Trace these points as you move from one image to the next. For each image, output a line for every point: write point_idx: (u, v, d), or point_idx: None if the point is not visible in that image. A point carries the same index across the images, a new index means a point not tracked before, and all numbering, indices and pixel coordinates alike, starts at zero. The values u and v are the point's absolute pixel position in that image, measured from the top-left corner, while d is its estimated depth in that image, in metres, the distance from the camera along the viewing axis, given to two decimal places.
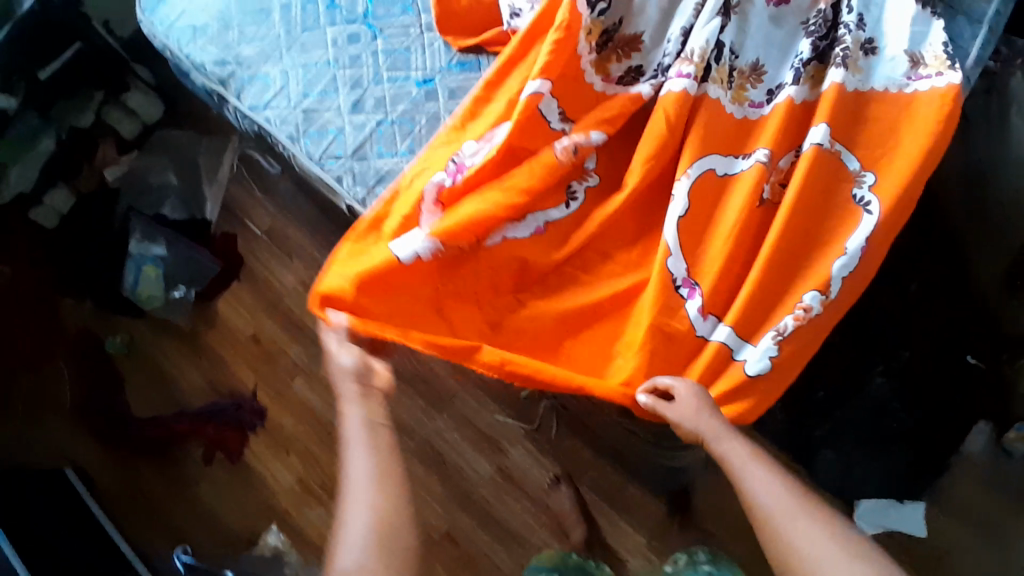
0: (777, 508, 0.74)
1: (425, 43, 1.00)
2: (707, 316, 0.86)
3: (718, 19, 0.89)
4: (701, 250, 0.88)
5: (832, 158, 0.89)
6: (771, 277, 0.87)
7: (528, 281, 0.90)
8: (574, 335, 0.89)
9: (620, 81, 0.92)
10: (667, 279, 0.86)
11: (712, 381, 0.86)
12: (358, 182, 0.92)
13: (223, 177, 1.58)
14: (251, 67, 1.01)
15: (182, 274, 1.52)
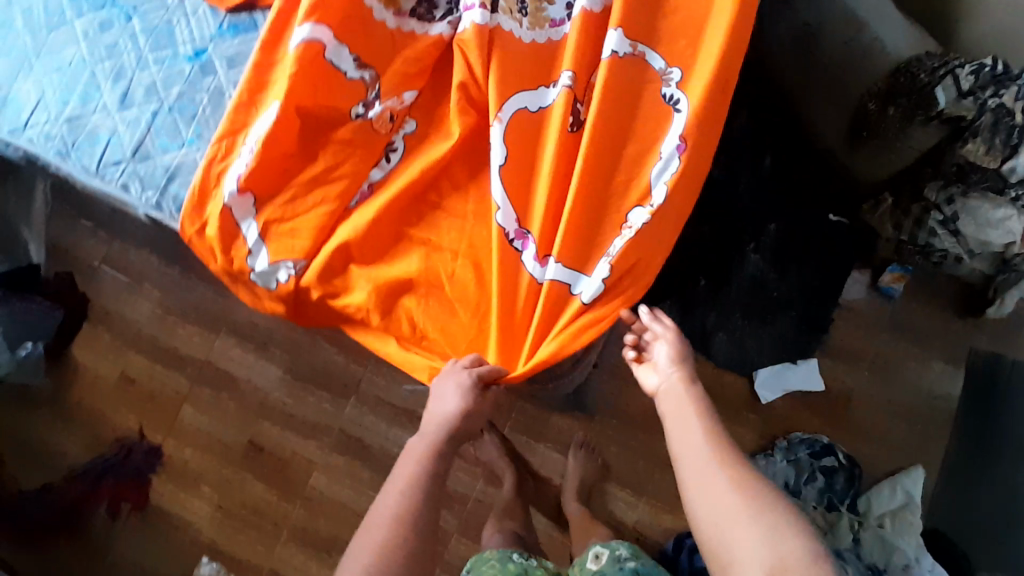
0: (694, 454, 0.79)
1: (187, 11, 0.87)
2: (545, 262, 0.81)
3: None
4: (529, 189, 0.84)
5: (635, 61, 0.85)
6: (601, 201, 0.84)
7: (366, 255, 0.82)
8: (427, 302, 0.82)
9: (413, 15, 0.84)
10: (503, 236, 0.81)
11: (570, 323, 0.82)
12: (147, 185, 0.81)
13: (41, 216, 1.43)
14: (0, 89, 0.87)
15: (23, 329, 1.33)
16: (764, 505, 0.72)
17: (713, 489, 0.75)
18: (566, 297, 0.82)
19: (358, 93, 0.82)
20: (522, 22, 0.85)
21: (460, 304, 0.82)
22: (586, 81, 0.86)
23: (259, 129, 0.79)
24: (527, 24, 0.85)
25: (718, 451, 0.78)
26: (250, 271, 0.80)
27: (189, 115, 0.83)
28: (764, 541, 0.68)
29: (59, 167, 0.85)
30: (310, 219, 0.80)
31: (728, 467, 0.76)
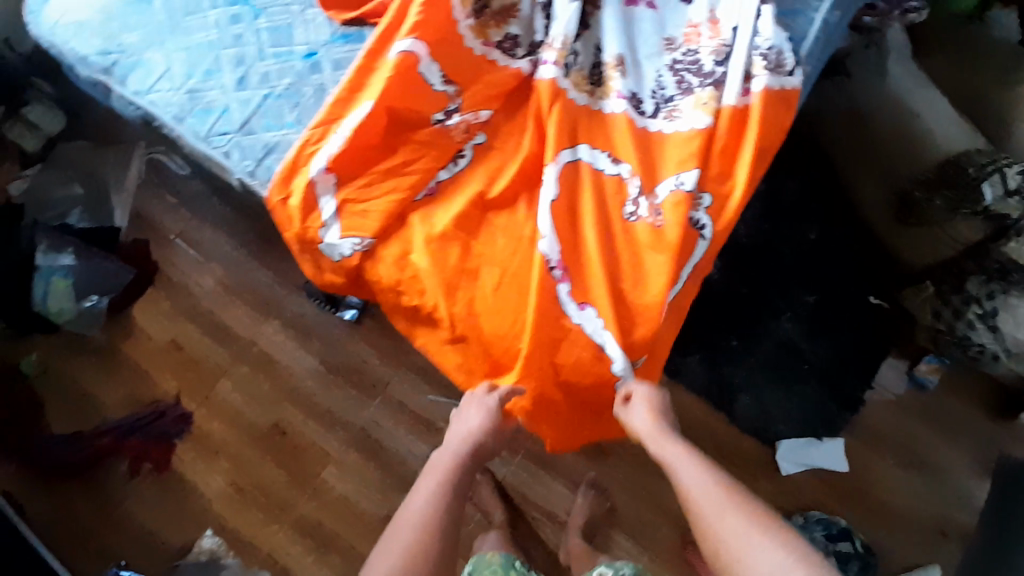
0: (700, 493, 0.79)
1: (307, 18, 0.97)
2: (581, 307, 0.82)
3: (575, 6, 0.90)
4: (580, 255, 0.84)
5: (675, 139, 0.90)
6: (645, 288, 0.83)
7: (415, 255, 0.85)
8: (469, 307, 0.83)
9: (498, 47, 0.91)
10: (545, 265, 0.81)
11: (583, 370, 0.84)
12: (246, 155, 0.91)
13: (132, 185, 1.57)
14: (134, 54, 0.99)
15: (93, 283, 1.46)
16: (781, 542, 0.72)
17: (731, 524, 0.75)
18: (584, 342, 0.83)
19: (440, 101, 0.88)
20: (592, 91, 0.91)
21: (496, 318, 0.83)
22: (653, 177, 0.88)
23: (346, 125, 0.86)
24: (595, 93, 0.91)
25: (718, 481, 0.80)
26: (320, 242, 0.87)
27: (292, 104, 0.93)
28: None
29: (171, 130, 0.96)
30: (375, 208, 0.86)
31: (738, 507, 0.76)
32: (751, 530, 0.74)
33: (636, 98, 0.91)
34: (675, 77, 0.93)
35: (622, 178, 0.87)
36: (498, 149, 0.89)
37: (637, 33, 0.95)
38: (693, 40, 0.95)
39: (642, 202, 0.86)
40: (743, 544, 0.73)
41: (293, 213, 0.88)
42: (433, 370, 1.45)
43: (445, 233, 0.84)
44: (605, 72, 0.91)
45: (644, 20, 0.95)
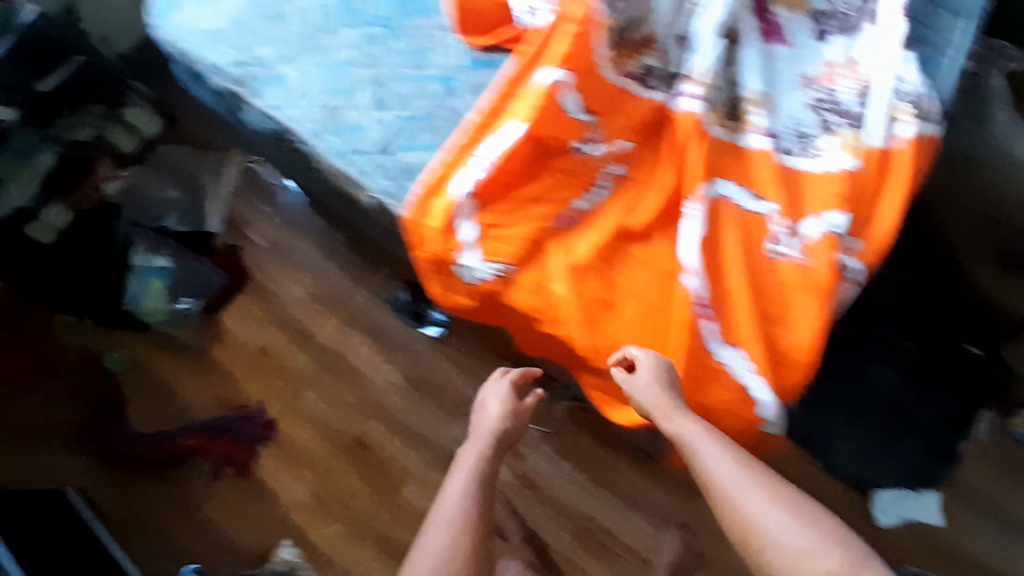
0: (728, 480, 0.74)
1: (443, 43, 0.98)
2: (731, 347, 0.82)
3: (723, 41, 0.87)
4: (726, 294, 0.83)
5: (823, 178, 0.88)
6: (791, 330, 0.83)
7: (555, 284, 0.83)
8: (610, 341, 0.82)
9: (636, 78, 0.89)
10: (692, 301, 0.81)
11: (726, 410, 0.82)
12: (385, 174, 0.90)
13: (225, 191, 1.61)
14: (269, 67, 0.99)
15: (186, 287, 1.50)
16: (803, 517, 0.72)
17: (765, 513, 0.72)
18: (731, 385, 0.81)
19: (581, 131, 0.87)
20: (730, 126, 0.90)
21: (639, 352, 0.82)
22: (799, 214, 0.86)
23: (490, 149, 0.86)
24: (733, 128, 0.90)
25: (746, 467, 0.76)
26: (456, 265, 0.87)
27: (429, 126, 0.93)
28: (816, 555, 0.69)
29: (305, 145, 0.95)
30: (515, 233, 0.85)
31: (760, 485, 0.75)
32: (774, 508, 0.72)
33: (776, 135, 0.90)
34: (815, 116, 0.91)
35: (766, 216, 0.86)
36: (636, 181, 0.89)
37: (774, 69, 0.93)
38: (831, 80, 0.93)
39: (791, 241, 0.85)
40: (776, 535, 0.71)
41: (427, 234, 0.87)
42: None
43: (586, 263, 0.83)
44: (744, 108, 0.89)
45: (779, 57, 0.93)
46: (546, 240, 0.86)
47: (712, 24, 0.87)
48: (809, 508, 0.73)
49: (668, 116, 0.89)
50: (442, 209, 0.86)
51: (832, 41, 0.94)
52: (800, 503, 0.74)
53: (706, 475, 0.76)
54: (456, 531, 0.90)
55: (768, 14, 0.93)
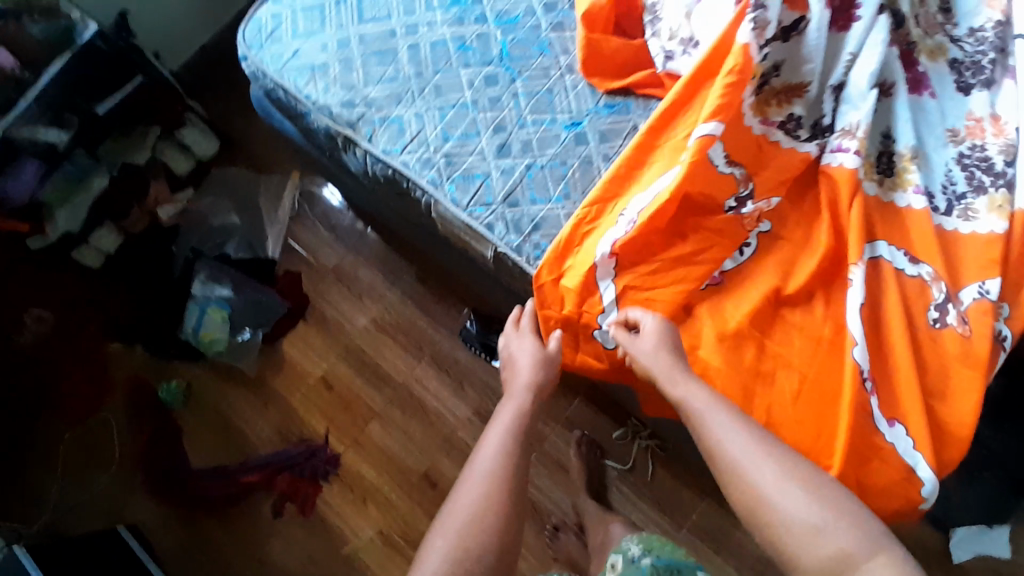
0: (735, 451, 0.67)
1: (568, 85, 0.95)
2: (891, 422, 0.81)
3: (876, 92, 0.86)
4: (885, 362, 0.83)
5: (975, 241, 0.87)
6: (952, 404, 0.82)
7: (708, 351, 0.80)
8: (766, 412, 0.79)
9: (780, 127, 0.88)
10: (858, 376, 0.78)
11: (885, 484, 0.80)
12: (513, 229, 0.87)
13: (284, 216, 1.56)
14: (381, 109, 0.96)
15: (249, 316, 1.46)
16: (822, 495, 0.63)
17: (775, 487, 0.64)
18: (892, 460, 0.80)
19: (732, 187, 0.84)
20: (879, 181, 0.89)
21: (799, 425, 0.79)
22: (954, 280, 0.86)
23: (637, 207, 0.82)
24: (884, 184, 0.89)
25: (761, 437, 0.68)
26: (597, 326, 0.84)
27: (560, 176, 0.89)
28: (827, 534, 0.60)
29: (425, 195, 0.92)
30: (664, 297, 0.82)
31: (775, 457, 0.66)
32: (786, 483, 0.64)
33: (929, 194, 0.89)
34: (965, 173, 0.90)
35: (922, 280, 0.85)
36: (786, 239, 0.85)
37: (922, 125, 0.92)
38: (977, 135, 0.91)
39: (949, 308, 0.84)
40: (783, 506, 0.62)
41: (564, 292, 0.85)
42: (593, 425, 1.40)
43: (739, 330, 0.80)
44: (897, 163, 0.88)
45: (929, 110, 0.92)
46: (695, 302, 0.83)
47: (864, 74, 0.86)
48: (826, 483, 0.64)
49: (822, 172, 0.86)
50: (583, 268, 0.83)
51: (976, 94, 0.93)
52: (820, 480, 0.65)
53: (716, 448, 0.69)
54: (485, 484, 0.73)
55: (914, 66, 0.93)
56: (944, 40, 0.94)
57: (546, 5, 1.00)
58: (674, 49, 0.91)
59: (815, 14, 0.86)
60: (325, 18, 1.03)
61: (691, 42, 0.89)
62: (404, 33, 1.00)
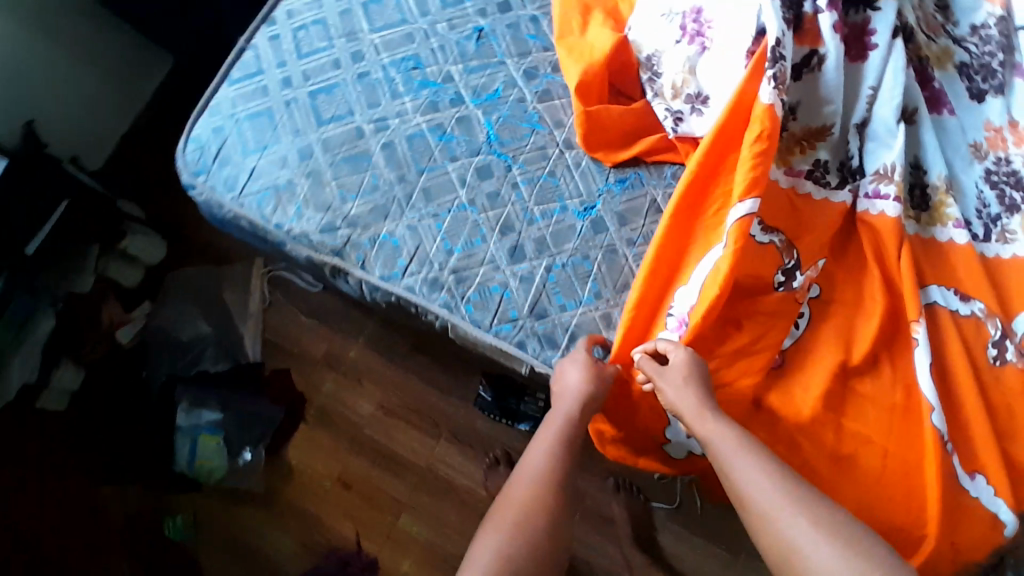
0: (765, 498, 0.67)
1: (571, 164, 0.87)
2: (973, 474, 0.78)
3: (903, 126, 0.81)
4: (955, 409, 0.80)
5: (1015, 265, 0.84)
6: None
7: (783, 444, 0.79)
8: (840, 492, 0.78)
9: (808, 176, 0.82)
10: (939, 440, 0.75)
11: (972, 536, 0.78)
12: (548, 344, 0.80)
13: (256, 309, 1.43)
14: (368, 227, 0.84)
15: (246, 434, 1.33)
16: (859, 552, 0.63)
17: (806, 539, 0.65)
18: (974, 512, 0.78)
19: (776, 260, 0.79)
20: (916, 217, 0.85)
21: (886, 500, 0.77)
22: (1006, 311, 0.83)
23: (682, 303, 0.77)
24: (921, 220, 0.85)
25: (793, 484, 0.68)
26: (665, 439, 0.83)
27: (585, 273, 0.82)
28: None
29: (439, 318, 0.83)
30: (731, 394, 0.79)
31: (805, 507, 0.66)
32: (820, 534, 0.65)
33: (966, 222, 0.85)
34: (996, 192, 0.87)
35: (977, 318, 0.82)
36: (838, 303, 0.81)
37: (947, 144, 0.88)
38: (999, 147, 0.88)
39: (1007, 344, 0.81)
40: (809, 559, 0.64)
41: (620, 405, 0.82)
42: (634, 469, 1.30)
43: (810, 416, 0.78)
44: (932, 197, 0.85)
45: (951, 129, 0.88)
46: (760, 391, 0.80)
47: (889, 106, 0.81)
48: (857, 531, 0.65)
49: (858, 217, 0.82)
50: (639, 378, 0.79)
51: (991, 101, 0.89)
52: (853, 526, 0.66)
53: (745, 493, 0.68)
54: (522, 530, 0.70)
55: (930, 83, 0.89)
56: (949, 43, 0.90)
57: (525, 74, 0.91)
58: (682, 108, 0.84)
59: (829, 45, 0.79)
60: (277, 125, 0.89)
61: (703, 99, 0.82)
62: (373, 130, 0.88)
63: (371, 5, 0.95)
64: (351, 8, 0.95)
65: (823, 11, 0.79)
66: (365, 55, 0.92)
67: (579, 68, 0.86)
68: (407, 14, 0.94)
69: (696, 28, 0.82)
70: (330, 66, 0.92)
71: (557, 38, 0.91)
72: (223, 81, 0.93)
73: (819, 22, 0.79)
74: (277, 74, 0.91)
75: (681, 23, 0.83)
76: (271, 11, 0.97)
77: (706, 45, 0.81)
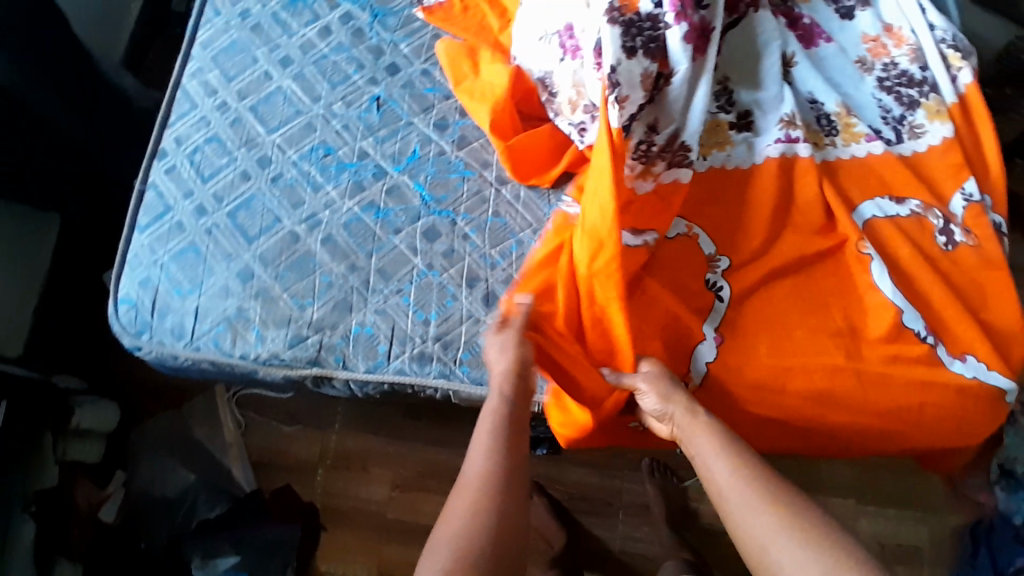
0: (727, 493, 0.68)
1: (510, 198, 0.88)
2: (963, 358, 0.80)
3: (786, 86, 0.89)
4: (930, 304, 0.82)
5: (931, 155, 0.90)
6: (995, 308, 0.83)
7: (795, 379, 0.79)
8: (864, 407, 0.79)
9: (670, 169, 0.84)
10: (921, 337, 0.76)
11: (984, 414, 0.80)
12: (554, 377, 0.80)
13: (233, 436, 1.37)
14: (337, 326, 0.82)
15: (271, 564, 1.24)
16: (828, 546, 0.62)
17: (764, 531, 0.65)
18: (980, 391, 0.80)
19: (693, 247, 0.85)
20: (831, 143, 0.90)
21: (903, 409, 0.79)
22: (939, 197, 0.88)
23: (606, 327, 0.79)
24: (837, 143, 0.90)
25: (761, 480, 0.68)
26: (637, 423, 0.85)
27: None
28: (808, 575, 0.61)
29: (439, 389, 0.81)
30: (687, 372, 0.80)
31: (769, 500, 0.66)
32: (779, 525, 0.64)
33: (877, 132, 0.91)
34: (893, 96, 0.92)
35: (917, 214, 0.86)
36: (790, 230, 0.86)
37: (832, 71, 0.94)
38: (882, 54, 0.94)
39: (953, 228, 0.86)
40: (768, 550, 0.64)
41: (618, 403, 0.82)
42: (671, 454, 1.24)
43: (804, 358, 0.80)
44: (837, 121, 0.90)
45: (830, 56, 0.94)
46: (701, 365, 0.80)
47: (768, 78, 0.89)
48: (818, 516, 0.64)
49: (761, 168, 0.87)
50: (576, 403, 0.79)
51: (861, 15, 0.96)
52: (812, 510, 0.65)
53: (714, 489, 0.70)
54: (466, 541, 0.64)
55: (800, 20, 0.95)
56: None
57: (436, 127, 0.91)
58: (583, 119, 0.85)
59: (679, 57, 0.81)
60: (206, 256, 0.85)
61: (593, 108, 0.84)
62: (308, 229, 0.86)
63: (259, 107, 0.92)
64: (239, 116, 0.92)
65: (671, 26, 0.80)
66: (272, 158, 0.90)
67: (487, 107, 0.88)
68: (299, 105, 0.92)
69: (574, 42, 0.84)
70: (240, 180, 0.88)
71: (444, 98, 0.93)
72: (133, 230, 0.87)
73: (668, 39, 0.80)
74: (188, 205, 0.87)
75: (559, 42, 0.84)
76: (157, 144, 0.92)
77: (585, 57, 0.82)
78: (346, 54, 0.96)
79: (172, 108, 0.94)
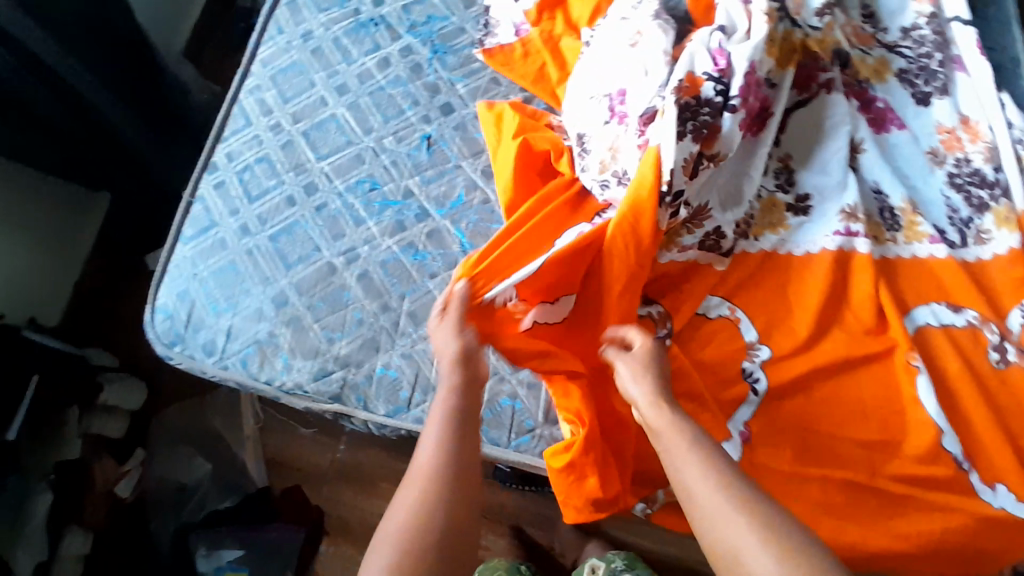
0: (700, 499, 0.60)
1: None
2: (995, 487, 0.76)
3: (852, 174, 0.86)
4: (972, 427, 0.78)
5: (995, 264, 0.85)
6: None
7: (816, 487, 0.77)
8: (887, 524, 0.76)
9: (698, 247, 0.83)
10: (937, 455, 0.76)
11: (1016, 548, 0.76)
12: None
13: (252, 430, 1.39)
14: (362, 365, 0.82)
15: (272, 564, 1.26)
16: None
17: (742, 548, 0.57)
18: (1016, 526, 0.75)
19: (735, 333, 0.82)
20: (892, 238, 0.86)
21: (931, 530, 0.75)
22: (999, 310, 0.83)
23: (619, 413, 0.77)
24: (898, 240, 0.86)
25: (736, 488, 0.60)
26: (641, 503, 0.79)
27: None
28: None
29: None
30: None
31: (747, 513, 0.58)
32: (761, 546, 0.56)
33: (940, 232, 0.86)
34: (963, 195, 0.88)
35: (972, 326, 0.82)
36: (838, 327, 0.83)
37: (899, 160, 0.90)
38: (956, 147, 0.90)
39: (1007, 345, 0.81)
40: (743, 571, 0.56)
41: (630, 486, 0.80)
42: None
43: (826, 468, 0.78)
44: (901, 216, 0.86)
45: (901, 144, 0.90)
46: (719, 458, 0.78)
47: (832, 164, 0.86)
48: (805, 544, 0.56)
49: (812, 261, 0.84)
50: None
51: (937, 103, 0.92)
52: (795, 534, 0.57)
53: (684, 491, 0.62)
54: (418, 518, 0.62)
55: (873, 103, 0.91)
56: (885, 52, 0.93)
57: (483, 173, 0.91)
58: (608, 180, 0.80)
59: (729, 142, 0.78)
60: (244, 277, 0.86)
61: (625, 176, 0.79)
62: (345, 263, 0.86)
63: (312, 133, 0.93)
64: (292, 139, 0.93)
65: (732, 110, 0.77)
66: (319, 185, 0.90)
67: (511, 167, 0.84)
68: (351, 134, 0.93)
69: (622, 109, 0.81)
70: (285, 205, 0.89)
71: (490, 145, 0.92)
72: (177, 241, 0.89)
73: (724, 120, 0.77)
74: (233, 223, 0.88)
75: (609, 105, 0.82)
76: (209, 156, 0.93)
77: (632, 124, 0.79)
78: (402, 88, 0.95)
79: (228, 123, 0.95)
